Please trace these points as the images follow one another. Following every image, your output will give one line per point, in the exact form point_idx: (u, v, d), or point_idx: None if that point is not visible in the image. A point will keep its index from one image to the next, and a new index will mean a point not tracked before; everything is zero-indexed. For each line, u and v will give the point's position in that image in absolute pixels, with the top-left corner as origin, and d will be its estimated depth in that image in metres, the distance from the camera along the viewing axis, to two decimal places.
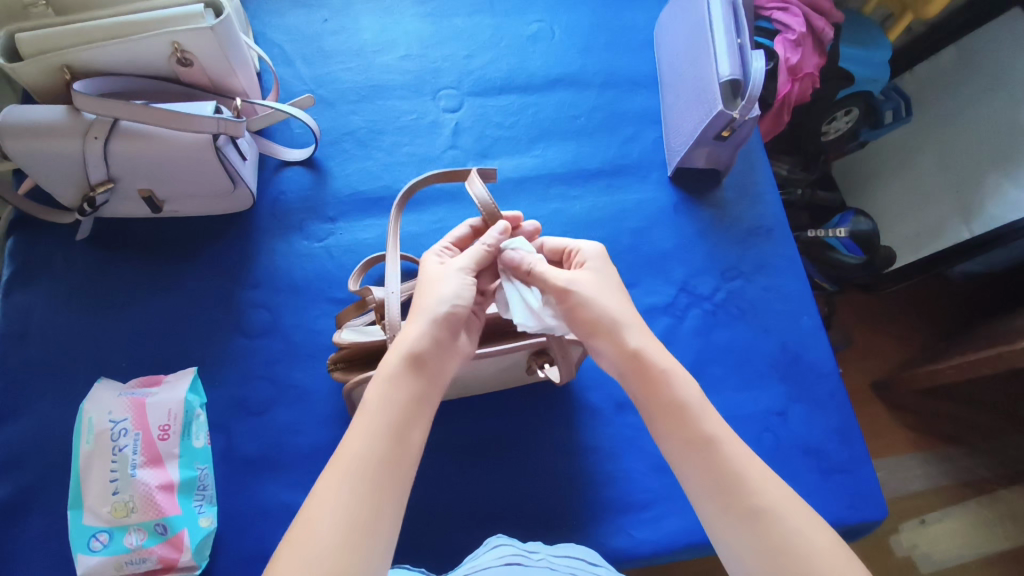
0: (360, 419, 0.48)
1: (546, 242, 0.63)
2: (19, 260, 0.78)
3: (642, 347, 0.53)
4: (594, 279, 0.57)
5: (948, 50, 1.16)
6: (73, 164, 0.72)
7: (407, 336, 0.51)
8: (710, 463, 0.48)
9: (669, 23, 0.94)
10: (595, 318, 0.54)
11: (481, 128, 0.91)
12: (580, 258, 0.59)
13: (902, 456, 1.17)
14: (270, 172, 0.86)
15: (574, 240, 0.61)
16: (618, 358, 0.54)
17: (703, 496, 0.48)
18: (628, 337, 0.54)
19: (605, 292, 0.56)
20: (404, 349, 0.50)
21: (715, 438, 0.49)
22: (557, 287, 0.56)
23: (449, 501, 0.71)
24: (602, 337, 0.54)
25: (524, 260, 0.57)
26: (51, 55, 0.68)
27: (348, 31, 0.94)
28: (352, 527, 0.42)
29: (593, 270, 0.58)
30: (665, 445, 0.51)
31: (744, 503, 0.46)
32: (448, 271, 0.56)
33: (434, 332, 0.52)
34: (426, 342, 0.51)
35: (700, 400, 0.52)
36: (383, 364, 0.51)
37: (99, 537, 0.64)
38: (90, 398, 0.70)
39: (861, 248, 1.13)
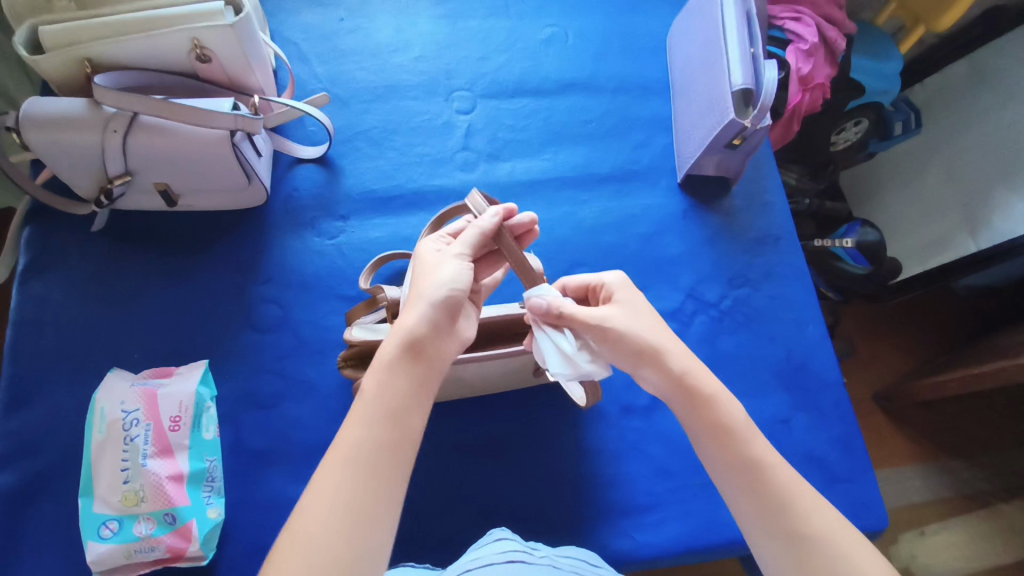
0: (358, 407, 0.48)
1: (568, 281, 0.61)
2: (34, 250, 0.79)
3: (687, 370, 0.53)
4: (628, 313, 0.55)
5: (959, 63, 1.17)
6: (92, 156, 0.73)
7: (405, 322, 0.51)
8: (755, 487, 0.49)
9: (682, 30, 0.95)
10: (636, 348, 0.54)
11: (493, 130, 0.92)
12: (607, 292, 0.58)
13: (902, 467, 1.18)
14: (284, 168, 0.87)
15: (596, 273, 0.59)
16: (664, 384, 0.53)
17: (747, 519, 0.49)
18: (671, 361, 0.53)
19: (640, 322, 0.55)
20: (401, 335, 0.50)
21: (761, 462, 0.50)
22: (591, 324, 0.54)
23: (454, 500, 0.72)
24: (646, 364, 0.53)
25: (552, 305, 0.56)
26: (72, 48, 0.69)
27: (364, 30, 0.95)
28: (354, 521, 0.43)
29: (624, 303, 0.56)
30: (713, 469, 0.52)
31: (791, 530, 0.48)
32: (445, 256, 0.55)
33: (431, 317, 0.51)
34: (423, 328, 0.50)
35: (746, 421, 0.52)
36: (382, 351, 0.50)
37: (109, 525, 0.64)
38: (103, 387, 0.70)
39: (866, 259, 1.12)
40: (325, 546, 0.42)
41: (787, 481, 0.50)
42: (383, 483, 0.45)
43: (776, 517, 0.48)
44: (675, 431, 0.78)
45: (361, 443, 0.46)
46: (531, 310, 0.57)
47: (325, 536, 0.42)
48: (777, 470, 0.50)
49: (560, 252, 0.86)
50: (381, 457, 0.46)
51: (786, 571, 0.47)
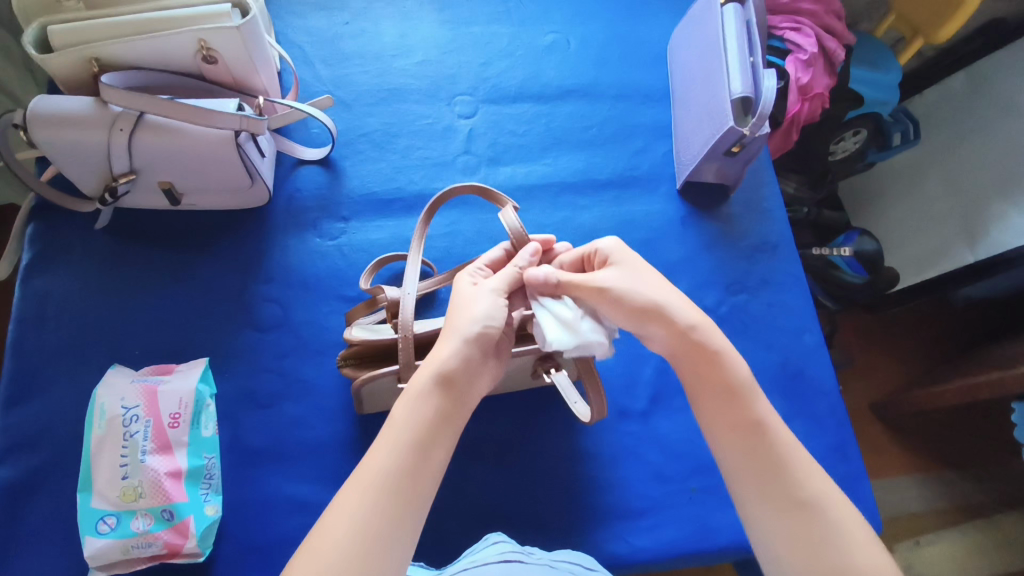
0: (385, 435, 0.49)
1: (566, 256, 0.64)
2: (38, 246, 0.80)
3: (694, 325, 0.54)
4: (623, 273, 0.56)
5: (958, 75, 1.18)
6: (97, 155, 0.74)
7: (439, 355, 0.52)
8: (754, 449, 0.50)
9: (683, 38, 0.96)
10: (642, 305, 0.54)
11: (494, 135, 0.93)
12: (600, 257, 0.59)
13: (898, 477, 1.18)
14: (286, 170, 0.88)
15: (589, 243, 0.61)
16: (670, 341, 0.54)
17: (741, 479, 0.50)
18: (679, 317, 0.54)
19: (643, 281, 0.56)
20: (435, 369, 0.51)
21: (761, 424, 0.51)
22: (588, 288, 0.57)
23: (450, 501, 0.72)
24: (655, 320, 0.54)
25: (548, 276, 0.58)
26: (80, 48, 0.70)
27: (368, 34, 0.96)
28: (373, 544, 0.43)
29: (619, 262, 0.58)
30: (712, 429, 0.53)
31: (789, 492, 0.49)
32: (481, 290, 0.56)
33: (465, 353, 0.52)
34: (457, 363, 0.52)
35: (752, 384, 0.53)
36: (414, 383, 0.51)
37: (108, 520, 0.65)
38: (104, 383, 0.71)
39: (865, 268, 1.14)
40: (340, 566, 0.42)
41: (762, 465, 0.50)
42: (397, 494, 0.46)
43: (774, 479, 0.49)
44: (671, 435, 0.78)
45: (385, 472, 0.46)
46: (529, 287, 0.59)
47: (339, 554, 0.42)
48: (779, 435, 0.51)
49: None
50: (396, 476, 0.46)
51: (778, 532, 0.48)
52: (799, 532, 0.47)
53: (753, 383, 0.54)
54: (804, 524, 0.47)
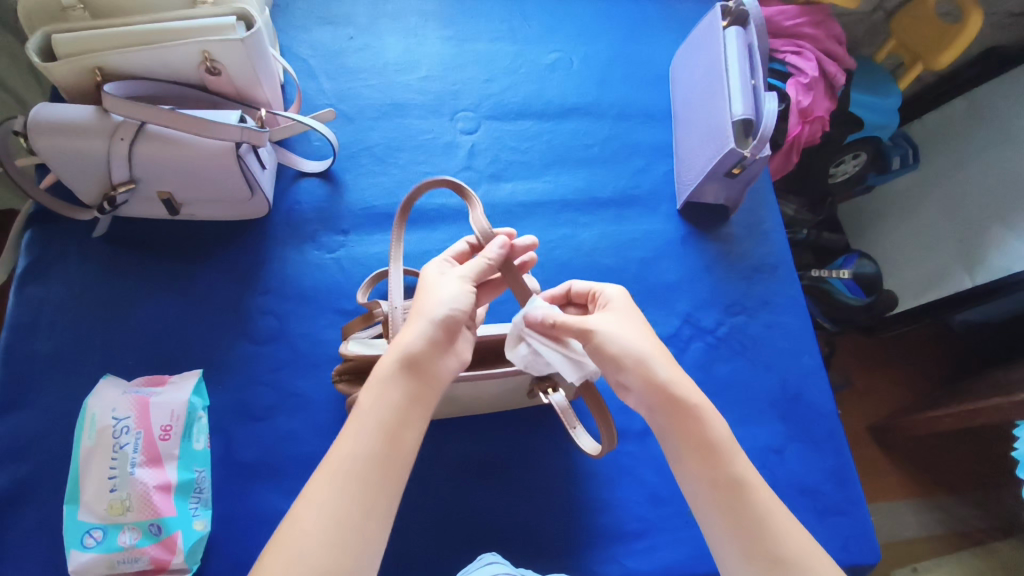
0: (351, 423, 0.48)
1: (574, 284, 0.64)
2: (34, 252, 0.79)
3: (669, 381, 0.53)
4: (617, 318, 0.57)
5: (957, 102, 1.20)
6: (97, 163, 0.73)
7: (403, 340, 0.51)
8: (734, 504, 0.50)
9: (685, 60, 0.96)
10: (620, 353, 0.54)
11: (496, 151, 0.93)
12: (603, 302, 0.60)
13: (896, 502, 1.17)
14: (287, 182, 0.88)
15: (599, 283, 0.62)
16: (647, 392, 0.53)
17: (719, 542, 0.50)
18: (656, 370, 0.53)
19: (628, 328, 0.56)
20: (398, 352, 0.50)
21: (743, 483, 0.51)
22: (579, 330, 0.56)
23: (442, 519, 0.71)
24: (631, 372, 0.53)
25: (547, 317, 0.58)
26: (84, 57, 0.70)
27: (372, 49, 0.97)
28: (359, 540, 0.43)
29: (617, 310, 0.58)
30: (690, 491, 0.52)
31: (769, 551, 0.48)
32: (448, 276, 0.55)
33: (430, 336, 0.51)
34: (421, 346, 0.50)
35: (729, 440, 0.53)
36: (378, 369, 0.50)
37: (93, 534, 0.64)
38: (95, 394, 0.70)
39: (863, 291, 1.13)
40: (326, 562, 0.42)
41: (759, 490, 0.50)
42: (385, 511, 0.45)
43: (750, 532, 0.49)
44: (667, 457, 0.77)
45: (368, 462, 0.46)
46: (525, 322, 0.59)
47: (322, 566, 0.41)
48: (742, 479, 0.51)
49: (558, 274, 0.86)
50: (387, 474, 0.46)
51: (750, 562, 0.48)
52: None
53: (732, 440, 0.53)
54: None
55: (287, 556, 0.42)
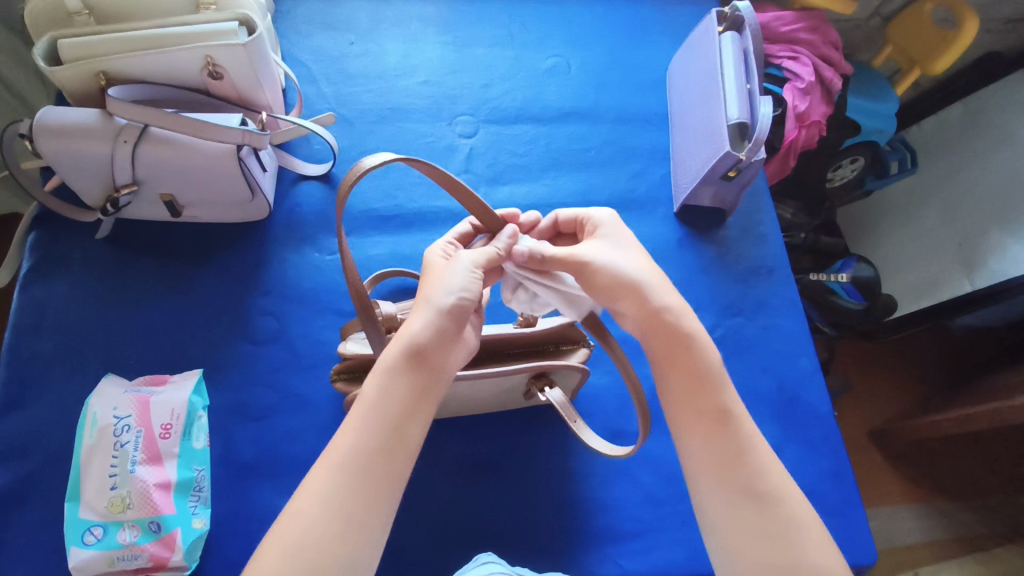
0: (356, 412, 0.48)
1: (560, 214, 0.65)
2: (38, 254, 0.80)
3: (667, 306, 0.55)
4: (606, 243, 0.59)
5: (954, 107, 1.21)
6: (100, 165, 0.74)
7: (410, 328, 0.51)
8: (718, 436, 0.50)
9: (681, 65, 0.97)
10: (616, 278, 0.56)
11: (494, 155, 0.94)
12: (592, 226, 0.62)
13: (896, 507, 1.17)
14: (287, 184, 0.89)
15: (584, 208, 0.64)
16: (640, 316, 0.55)
17: (698, 468, 0.50)
18: (653, 294, 0.56)
19: (616, 254, 0.58)
20: (406, 341, 0.50)
21: (729, 412, 0.52)
22: (569, 261, 0.58)
23: (439, 517, 0.72)
24: (625, 296, 0.56)
25: (533, 253, 0.59)
26: (89, 61, 0.72)
27: (372, 54, 0.98)
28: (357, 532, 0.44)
29: (605, 233, 0.60)
30: (674, 412, 0.53)
31: (747, 482, 0.49)
32: (456, 264, 0.55)
33: (438, 325, 0.51)
34: (428, 335, 0.51)
35: (718, 371, 0.54)
36: (384, 357, 0.50)
37: (94, 531, 0.64)
38: (97, 393, 0.71)
39: (862, 295, 1.14)
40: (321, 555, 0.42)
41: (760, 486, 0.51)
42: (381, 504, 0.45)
43: (736, 467, 0.49)
44: (664, 457, 0.78)
45: (365, 457, 0.46)
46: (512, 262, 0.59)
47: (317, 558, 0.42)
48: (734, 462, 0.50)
49: None
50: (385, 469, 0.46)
51: None
52: (756, 524, 0.47)
53: (722, 372, 0.54)
54: (765, 515, 0.47)
55: (285, 548, 0.42)
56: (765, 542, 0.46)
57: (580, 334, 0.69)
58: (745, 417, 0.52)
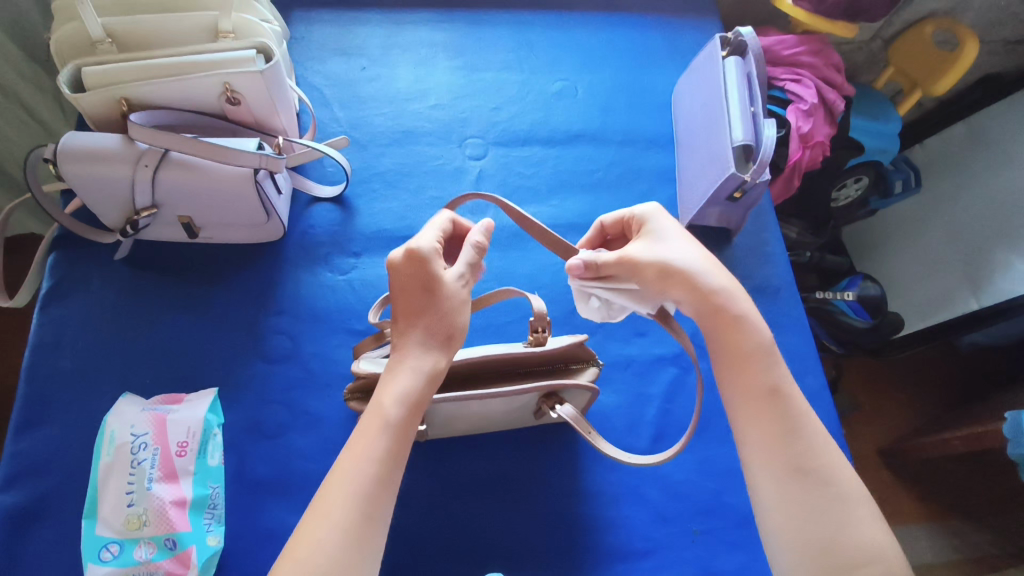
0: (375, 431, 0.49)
1: (606, 219, 0.69)
2: (57, 274, 0.82)
3: (718, 289, 0.57)
4: (651, 238, 0.62)
5: (958, 127, 1.23)
6: (122, 189, 0.76)
7: (416, 360, 0.54)
8: None
9: (686, 87, 0.99)
10: (664, 271, 0.59)
11: (504, 176, 0.96)
12: (638, 222, 0.65)
13: (908, 526, 1.17)
14: (301, 207, 0.91)
15: (627, 208, 0.67)
16: (692, 300, 0.58)
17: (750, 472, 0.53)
18: (703, 279, 0.58)
19: (665, 249, 0.60)
20: (414, 372, 0.53)
21: (779, 390, 0.54)
22: (621, 262, 0.62)
23: (450, 536, 0.72)
24: (676, 286, 0.59)
25: (587, 262, 0.64)
26: (112, 88, 0.74)
27: (384, 79, 1.01)
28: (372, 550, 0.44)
29: (651, 226, 0.63)
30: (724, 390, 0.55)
31: None
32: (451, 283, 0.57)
33: (440, 354, 0.55)
34: (435, 367, 0.54)
35: (742, 356, 0.55)
36: (396, 381, 0.53)
37: (111, 548, 0.65)
38: (115, 412, 0.73)
39: (868, 313, 1.15)
40: None
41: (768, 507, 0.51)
42: None
43: (783, 448, 0.51)
44: (674, 476, 0.78)
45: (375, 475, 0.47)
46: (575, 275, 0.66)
47: None
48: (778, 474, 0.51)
49: (564, 295, 0.88)
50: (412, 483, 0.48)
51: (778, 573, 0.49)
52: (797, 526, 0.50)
53: (771, 348, 0.56)
54: (814, 491, 0.49)
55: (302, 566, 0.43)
56: (813, 517, 0.48)
57: (590, 353, 0.70)
58: (794, 398, 0.54)
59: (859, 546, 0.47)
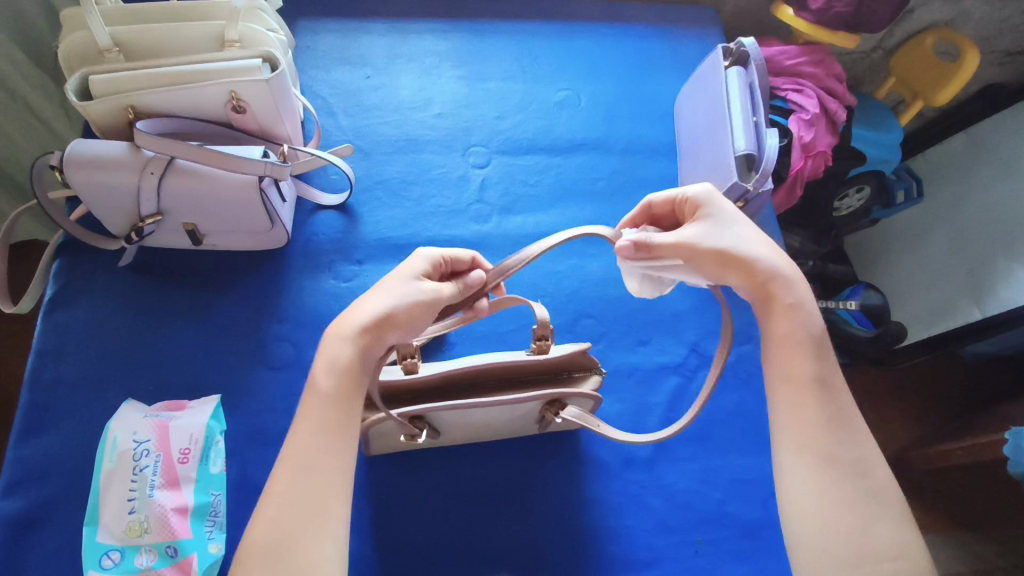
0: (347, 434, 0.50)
1: (654, 198, 0.66)
2: (62, 281, 0.82)
3: (778, 273, 0.57)
4: (710, 224, 0.60)
5: (959, 137, 1.23)
6: (126, 196, 0.77)
7: (352, 321, 0.55)
8: None
9: (688, 97, 1.00)
10: (726, 260, 0.58)
11: (507, 184, 0.96)
12: (692, 203, 0.62)
13: None
14: (305, 214, 0.91)
15: (679, 188, 0.64)
16: (749, 287, 0.58)
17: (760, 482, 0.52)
18: (764, 266, 0.57)
19: (726, 235, 0.59)
20: (345, 333, 0.54)
21: (793, 390, 0.53)
22: (678, 246, 0.59)
23: (452, 545, 0.72)
24: (736, 273, 0.58)
25: (638, 241, 0.61)
26: (118, 97, 0.74)
27: (387, 88, 1.01)
28: None
29: (708, 210, 0.61)
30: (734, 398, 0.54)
31: None
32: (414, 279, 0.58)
33: (371, 325, 0.54)
34: (358, 330, 0.54)
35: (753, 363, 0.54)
36: (330, 348, 0.54)
37: (111, 555, 0.65)
38: (117, 418, 0.72)
39: (871, 322, 1.16)
40: None
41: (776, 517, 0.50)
42: None
43: (812, 441, 0.51)
44: (676, 485, 0.78)
45: None
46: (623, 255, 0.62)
47: None
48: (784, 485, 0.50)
49: (567, 304, 0.88)
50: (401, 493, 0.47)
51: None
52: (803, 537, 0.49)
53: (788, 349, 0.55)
54: (821, 498, 0.49)
55: None
56: (819, 525, 0.48)
57: (592, 361, 0.70)
58: (837, 394, 0.53)
59: (867, 555, 0.47)
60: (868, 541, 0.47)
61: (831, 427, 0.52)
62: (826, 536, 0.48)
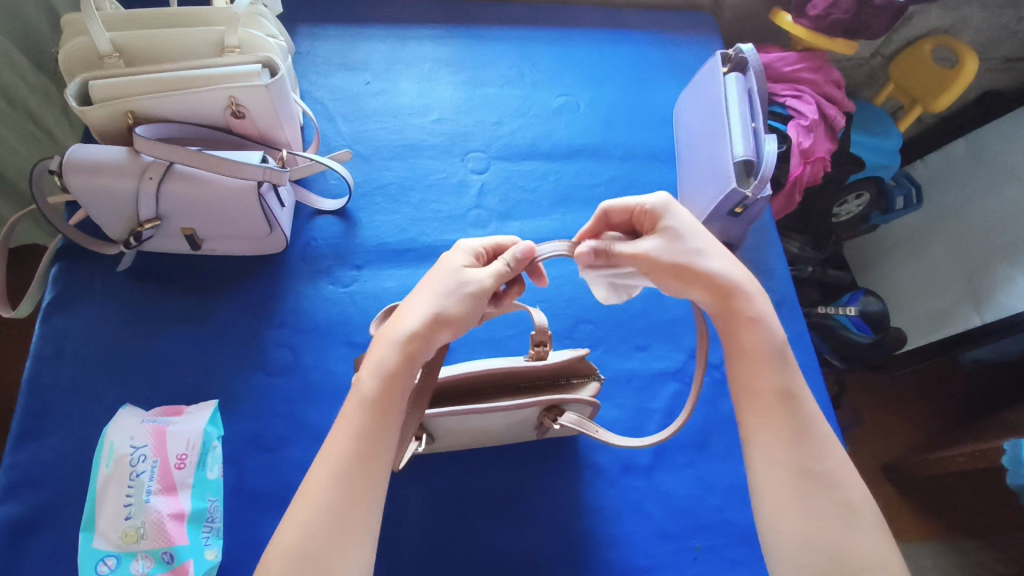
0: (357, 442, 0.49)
1: (611, 206, 0.63)
2: (60, 285, 0.82)
3: (739, 286, 0.57)
4: (670, 236, 0.59)
5: (957, 143, 1.24)
6: (125, 201, 0.77)
7: (407, 323, 0.53)
8: None
9: (687, 103, 1.00)
10: (683, 272, 0.58)
11: (506, 190, 0.96)
12: (652, 214, 0.61)
13: (913, 545, 1.15)
14: (304, 219, 0.91)
15: (637, 197, 0.62)
16: (713, 302, 0.58)
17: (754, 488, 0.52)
18: (723, 278, 0.57)
19: (685, 248, 0.59)
20: (399, 336, 0.53)
21: (790, 394, 0.53)
22: (636, 257, 0.60)
23: (449, 551, 0.72)
24: (696, 287, 0.58)
25: (599, 249, 0.62)
26: (117, 102, 0.74)
27: (387, 93, 1.01)
28: None
29: (669, 221, 0.60)
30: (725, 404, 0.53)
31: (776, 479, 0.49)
32: (462, 274, 0.57)
33: (428, 324, 0.53)
34: (416, 330, 0.53)
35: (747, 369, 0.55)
36: (379, 350, 0.53)
37: (108, 561, 0.65)
38: (114, 423, 0.72)
39: (871, 328, 1.14)
40: None
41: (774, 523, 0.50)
42: None
43: (794, 451, 0.51)
44: (675, 491, 0.78)
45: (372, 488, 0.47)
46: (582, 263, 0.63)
47: None
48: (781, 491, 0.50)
49: (566, 309, 0.88)
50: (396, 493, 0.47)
51: None
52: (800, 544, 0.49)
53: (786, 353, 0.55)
54: (818, 506, 0.49)
55: None
56: (819, 533, 0.48)
57: (591, 367, 0.70)
58: None
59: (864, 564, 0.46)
60: (865, 549, 0.47)
61: (825, 436, 0.52)
62: (823, 545, 0.47)
